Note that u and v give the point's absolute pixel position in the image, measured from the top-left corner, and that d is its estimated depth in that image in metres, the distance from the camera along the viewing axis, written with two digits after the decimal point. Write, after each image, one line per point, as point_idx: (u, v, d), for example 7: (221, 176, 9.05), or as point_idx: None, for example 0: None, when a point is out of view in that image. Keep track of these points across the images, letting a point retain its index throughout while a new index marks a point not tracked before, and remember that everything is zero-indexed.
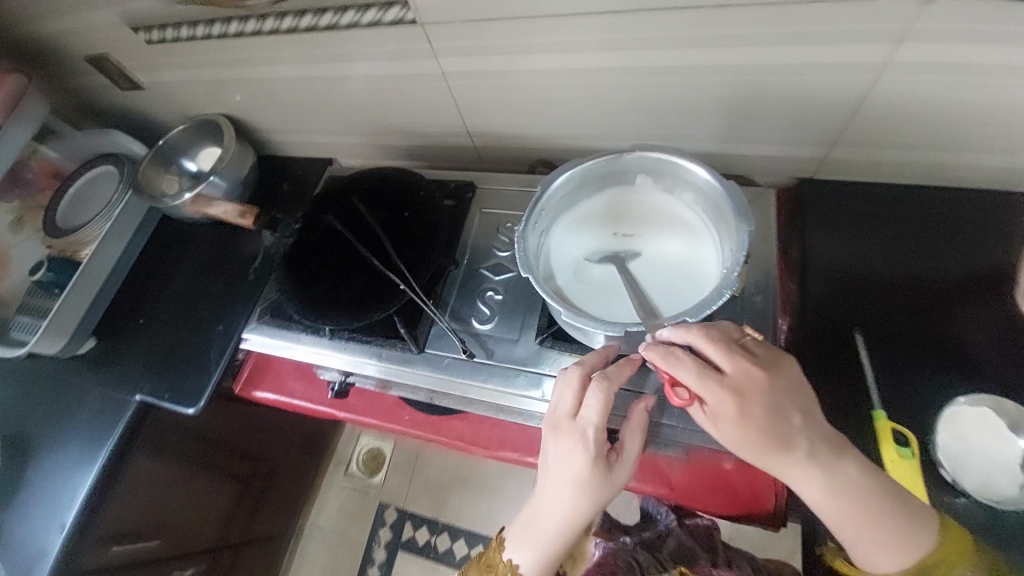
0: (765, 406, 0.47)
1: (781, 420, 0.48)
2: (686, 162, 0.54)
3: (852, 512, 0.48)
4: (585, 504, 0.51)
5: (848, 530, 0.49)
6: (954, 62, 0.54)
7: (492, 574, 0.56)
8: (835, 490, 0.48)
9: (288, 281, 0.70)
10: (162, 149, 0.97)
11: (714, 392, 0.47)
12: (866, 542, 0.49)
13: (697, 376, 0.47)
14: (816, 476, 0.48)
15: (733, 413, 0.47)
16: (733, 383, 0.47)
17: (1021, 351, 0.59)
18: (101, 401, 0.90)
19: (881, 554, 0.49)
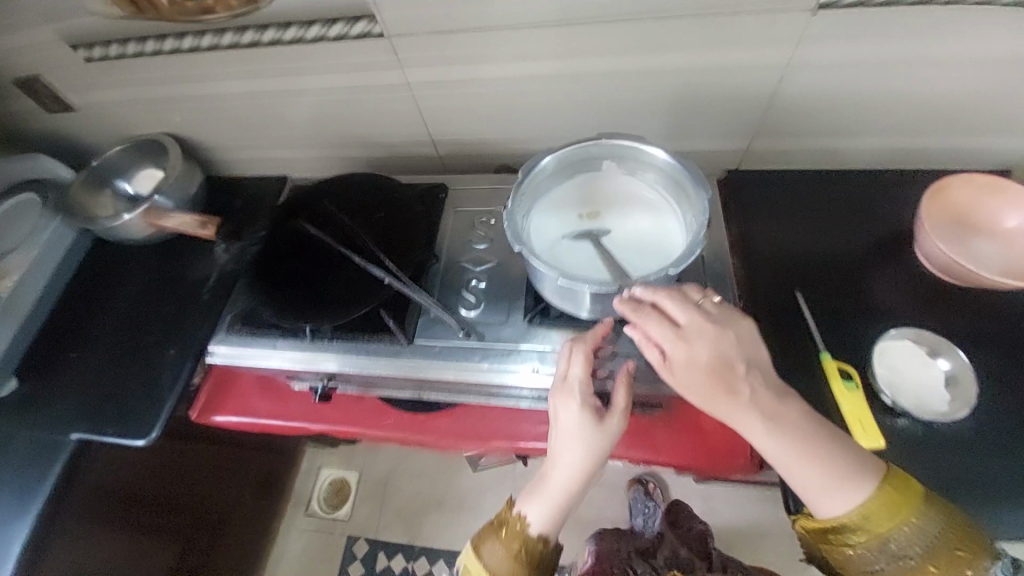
0: (719, 353, 0.51)
1: (733, 371, 0.51)
2: (647, 146, 0.62)
3: (805, 456, 0.50)
4: (587, 457, 0.56)
5: (803, 477, 0.51)
6: (839, 61, 0.68)
7: (503, 529, 0.58)
8: (786, 436, 0.51)
9: (261, 286, 0.68)
10: (96, 170, 0.92)
11: (672, 341, 0.52)
12: (817, 485, 0.50)
13: (661, 329, 0.52)
14: (762, 424, 0.50)
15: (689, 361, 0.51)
16: (691, 332, 0.52)
17: (918, 293, 0.72)
18: (28, 445, 0.80)
19: (833, 496, 0.50)
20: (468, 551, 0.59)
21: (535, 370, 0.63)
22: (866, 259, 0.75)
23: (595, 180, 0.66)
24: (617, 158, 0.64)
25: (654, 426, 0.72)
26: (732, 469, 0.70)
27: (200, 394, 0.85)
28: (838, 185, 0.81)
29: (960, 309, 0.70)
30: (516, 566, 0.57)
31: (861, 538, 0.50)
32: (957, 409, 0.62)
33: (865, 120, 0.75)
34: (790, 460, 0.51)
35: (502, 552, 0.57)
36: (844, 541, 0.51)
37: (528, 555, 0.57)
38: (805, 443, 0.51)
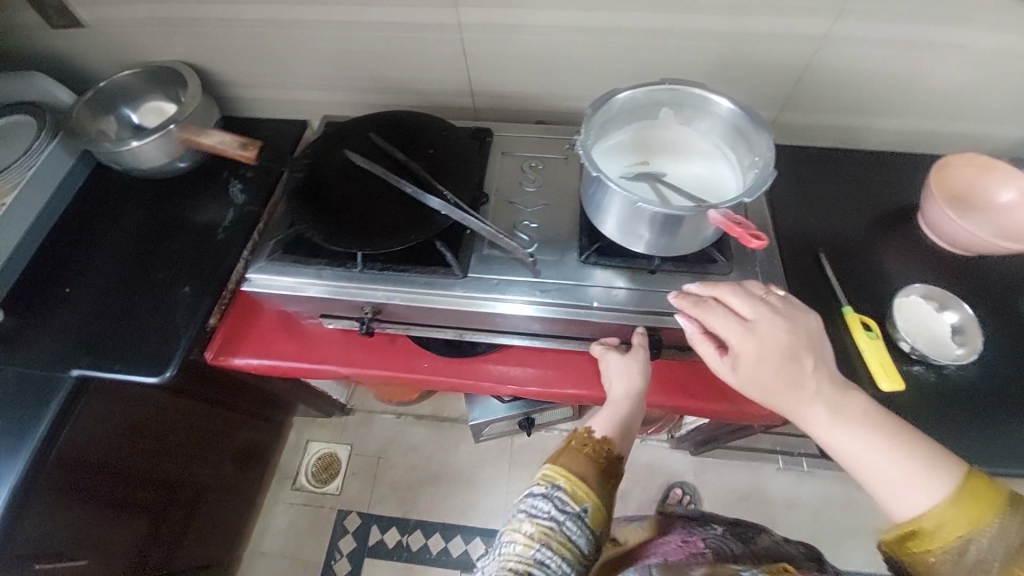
0: (784, 352, 0.49)
1: (800, 366, 0.49)
2: (712, 92, 0.62)
3: (873, 451, 0.46)
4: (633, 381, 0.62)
5: (871, 473, 0.46)
6: (874, 36, 0.72)
7: (571, 442, 0.55)
8: (854, 426, 0.47)
9: (308, 213, 0.66)
10: (101, 93, 0.85)
11: (738, 339, 0.50)
12: (884, 481, 0.45)
13: (725, 321, 0.51)
14: (825, 412, 0.48)
15: (754, 352, 0.49)
16: (757, 328, 0.50)
17: (928, 260, 0.78)
18: (16, 381, 0.73)
19: (906, 495, 0.44)
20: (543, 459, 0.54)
21: (593, 307, 0.64)
22: (883, 229, 0.81)
23: (654, 128, 0.67)
24: (678, 105, 0.65)
25: (687, 372, 0.75)
26: (760, 419, 0.73)
27: (215, 335, 0.81)
28: (853, 162, 0.87)
29: (967, 275, 0.77)
30: (593, 464, 0.53)
31: (941, 548, 0.42)
32: (965, 355, 0.67)
33: (886, 98, 0.81)
34: (858, 454, 0.46)
35: (576, 452, 0.54)
36: (921, 552, 0.43)
37: (602, 458, 0.54)
38: (872, 436, 0.46)
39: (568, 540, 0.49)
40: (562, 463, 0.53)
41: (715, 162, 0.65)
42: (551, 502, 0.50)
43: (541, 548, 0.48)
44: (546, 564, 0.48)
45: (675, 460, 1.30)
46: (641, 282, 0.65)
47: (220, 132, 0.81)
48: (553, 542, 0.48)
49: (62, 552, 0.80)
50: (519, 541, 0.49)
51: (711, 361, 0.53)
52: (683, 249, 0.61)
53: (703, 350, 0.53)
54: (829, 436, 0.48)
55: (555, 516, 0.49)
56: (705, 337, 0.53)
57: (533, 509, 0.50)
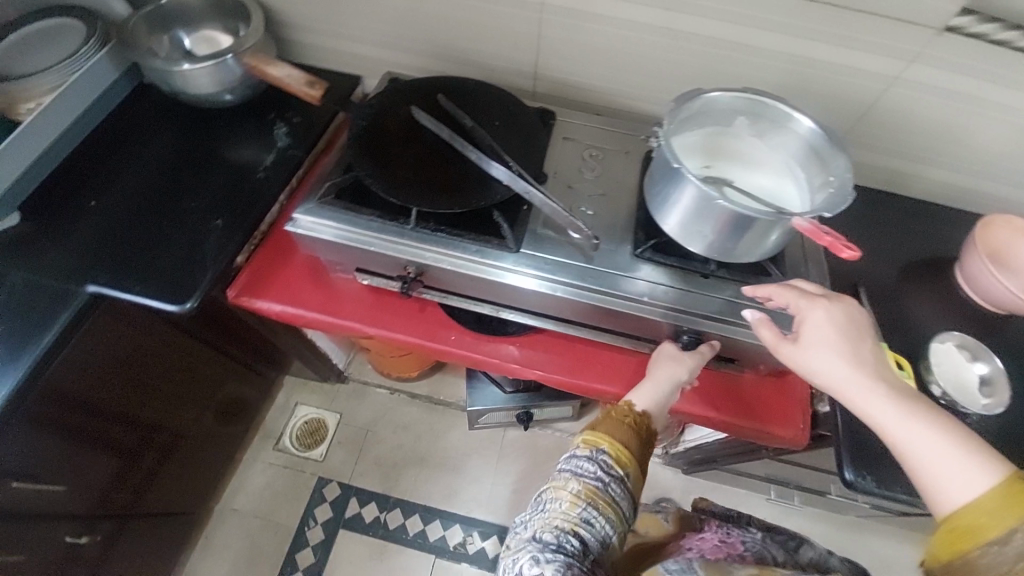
0: (846, 327, 0.52)
1: (863, 340, 0.51)
2: (792, 108, 0.64)
3: (924, 435, 0.45)
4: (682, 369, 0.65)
5: (921, 458, 0.44)
6: (943, 86, 0.73)
7: (612, 412, 0.60)
8: (911, 409, 0.46)
9: (369, 163, 0.64)
10: (160, 11, 0.82)
11: (804, 304, 0.54)
12: (933, 465, 0.44)
13: (800, 295, 0.55)
14: (882, 391, 0.48)
15: (827, 320, 0.52)
16: (823, 297, 0.54)
17: (958, 311, 0.79)
18: (26, 288, 0.69)
19: (955, 480, 0.42)
20: (582, 429, 0.58)
21: (642, 301, 0.64)
22: (917, 275, 0.83)
23: (727, 134, 0.67)
24: (756, 116, 0.66)
25: (715, 382, 0.75)
26: (779, 442, 0.73)
27: (240, 274, 0.78)
28: (892, 208, 0.89)
29: (995, 330, 0.78)
30: (633, 433, 0.57)
31: (987, 538, 0.39)
32: (993, 406, 0.69)
33: (939, 149, 0.83)
34: (907, 437, 0.45)
35: (617, 422, 0.58)
36: (964, 545, 0.40)
37: (640, 428, 0.59)
38: (930, 421, 0.45)
39: (612, 501, 0.53)
40: (603, 431, 0.57)
41: (784, 176, 0.66)
42: (598, 465, 0.54)
43: (588, 507, 0.51)
44: (592, 522, 0.51)
45: (662, 475, 1.30)
46: (692, 284, 0.65)
47: (286, 65, 0.79)
48: (599, 502, 0.52)
49: (40, 475, 0.75)
50: (566, 499, 0.52)
51: (775, 342, 0.54)
52: (744, 257, 0.61)
53: (769, 327, 0.54)
54: (880, 419, 0.47)
55: (601, 477, 0.53)
56: (769, 321, 0.55)
57: (579, 470, 0.54)
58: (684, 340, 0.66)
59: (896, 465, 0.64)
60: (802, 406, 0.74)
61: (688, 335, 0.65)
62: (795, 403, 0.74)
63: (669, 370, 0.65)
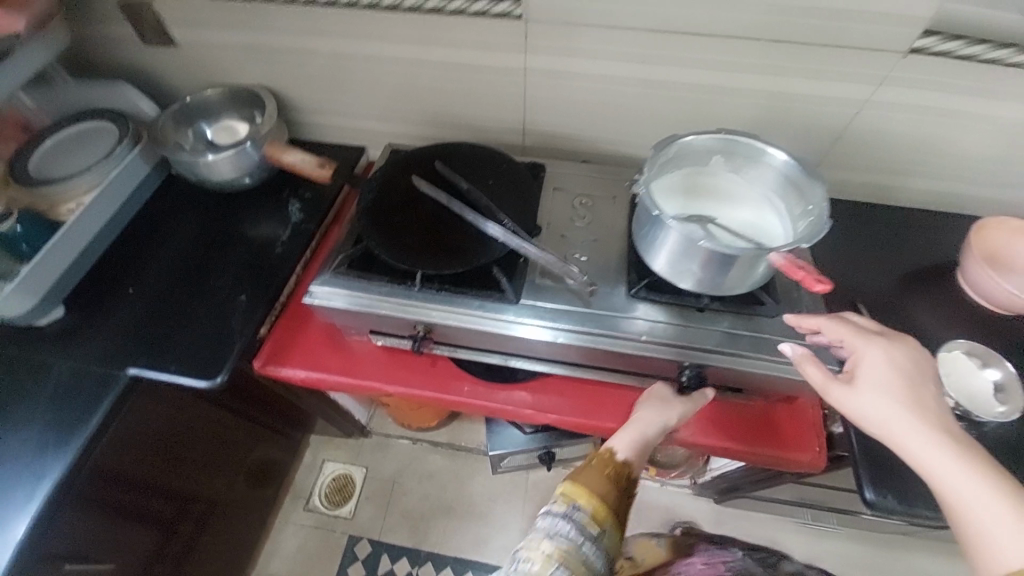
0: (909, 371, 0.54)
1: (928, 387, 0.53)
2: (762, 143, 0.68)
3: (977, 488, 0.47)
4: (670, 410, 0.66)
5: (976, 512, 0.46)
6: (917, 103, 0.77)
7: (593, 462, 0.60)
8: (970, 464, 0.48)
9: (375, 233, 0.69)
10: (185, 107, 0.91)
11: (862, 344, 0.57)
12: (989, 523, 0.45)
13: (855, 334, 0.58)
14: (944, 443, 0.49)
15: (883, 360, 0.55)
16: (880, 338, 0.57)
17: (963, 319, 0.80)
18: (72, 376, 0.75)
19: (1010, 538, 0.44)
20: (562, 479, 0.58)
21: (643, 339, 0.66)
22: (917, 285, 0.84)
23: (705, 172, 0.71)
24: (730, 154, 0.70)
25: (725, 412, 0.76)
26: (797, 467, 0.73)
27: (263, 344, 0.83)
28: (885, 221, 0.91)
29: (999, 333, 0.79)
30: (611, 486, 0.58)
31: None
32: (1008, 413, 0.69)
33: (921, 159, 0.85)
34: (963, 487, 0.47)
35: (597, 474, 0.58)
36: None
37: (618, 481, 0.59)
38: (988, 477, 0.47)
39: (584, 561, 0.52)
40: (582, 485, 0.57)
41: (764, 208, 0.69)
42: (573, 524, 0.54)
43: (559, 568, 0.51)
44: None
45: (690, 507, 1.28)
46: (685, 319, 0.67)
47: (297, 151, 0.88)
48: (571, 562, 0.52)
49: (87, 555, 0.78)
50: (538, 560, 0.52)
51: (824, 381, 0.56)
52: (732, 290, 0.64)
53: (816, 367, 0.56)
54: (938, 468, 0.49)
55: (575, 536, 0.53)
56: (814, 357, 0.57)
57: (553, 529, 0.54)
58: (687, 375, 0.67)
59: (917, 484, 0.63)
60: (817, 428, 0.74)
61: (690, 371, 0.66)
62: (810, 426, 0.74)
63: (656, 408, 0.66)
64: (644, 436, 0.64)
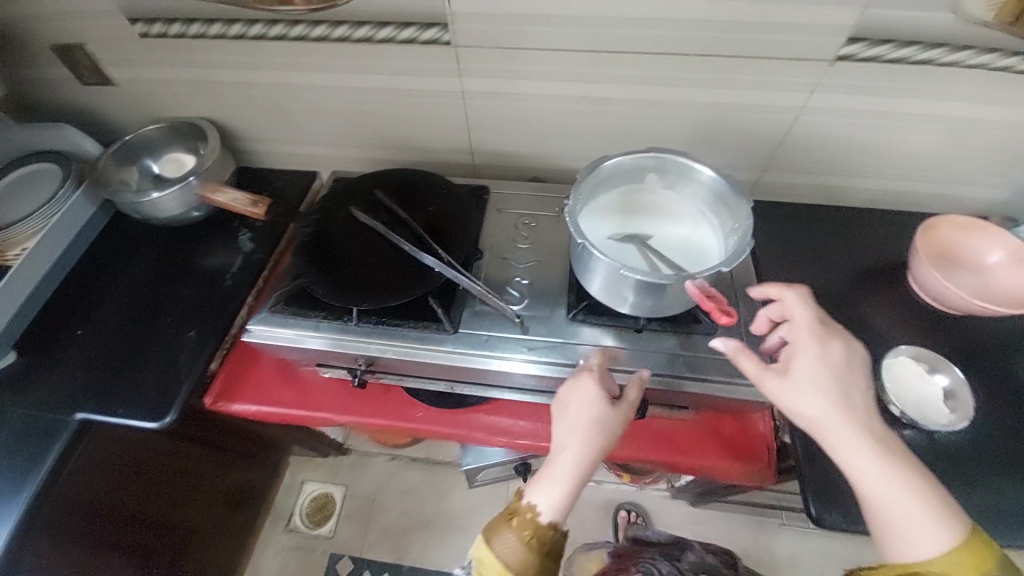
0: (842, 371, 0.53)
1: (859, 384, 0.53)
2: (693, 161, 0.67)
3: (898, 488, 0.48)
4: (602, 426, 0.55)
5: (894, 510, 0.48)
6: (849, 106, 0.77)
7: (514, 522, 0.53)
8: (894, 464, 0.49)
9: (311, 269, 0.69)
10: (128, 145, 0.90)
11: (804, 338, 0.55)
12: (905, 520, 0.48)
13: (800, 326, 0.57)
14: (871, 443, 0.50)
15: (818, 357, 0.53)
16: (822, 331, 0.56)
17: (913, 320, 0.80)
18: (21, 424, 0.75)
19: (919, 534, 0.47)
20: (477, 540, 0.54)
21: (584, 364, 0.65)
22: (870, 287, 0.84)
23: (641, 191, 0.71)
24: (664, 171, 0.70)
25: (678, 428, 0.76)
26: (752, 481, 0.73)
27: (215, 380, 0.83)
28: (839, 221, 0.91)
29: (948, 334, 0.79)
30: (530, 555, 0.52)
31: None
32: (959, 421, 0.69)
33: (863, 160, 0.85)
34: (886, 487, 0.48)
35: (515, 543, 0.53)
36: None
37: (542, 545, 0.53)
38: (909, 477, 0.49)
39: None
40: (498, 556, 0.52)
41: (698, 225, 0.69)
42: None
43: None
44: None
45: (668, 509, 1.29)
46: (625, 341, 0.67)
47: (231, 189, 0.88)
48: None
49: None
50: None
51: (757, 373, 0.54)
52: (665, 312, 0.64)
53: (750, 359, 0.55)
54: (865, 468, 0.49)
55: None
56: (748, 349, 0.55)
57: None
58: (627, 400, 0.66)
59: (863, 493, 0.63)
60: (768, 440, 0.74)
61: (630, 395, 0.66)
62: (762, 439, 0.75)
63: (578, 437, 0.54)
64: (565, 481, 0.53)
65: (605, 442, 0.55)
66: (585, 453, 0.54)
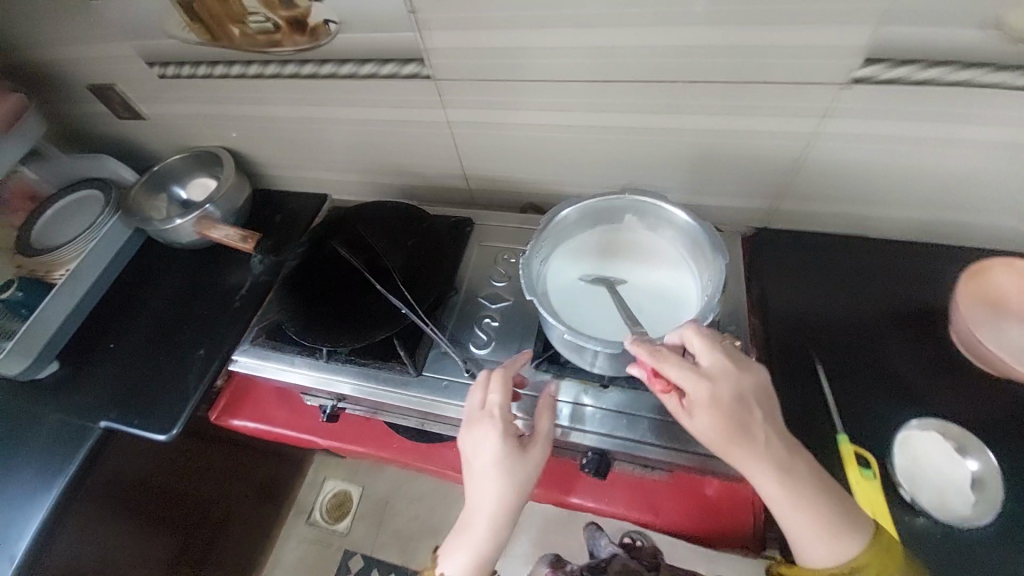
0: (732, 405, 0.51)
1: (752, 416, 0.52)
2: (667, 204, 0.65)
3: (800, 510, 0.52)
4: (508, 481, 0.56)
5: (797, 529, 0.52)
6: (871, 133, 0.68)
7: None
8: (797, 491, 0.52)
9: (289, 305, 0.74)
10: (156, 175, 0.98)
11: (691, 381, 0.52)
12: (809, 539, 0.52)
13: (682, 365, 0.53)
14: (772, 474, 0.51)
15: (708, 401, 0.51)
16: (708, 370, 0.52)
17: (948, 380, 0.70)
18: (60, 427, 0.85)
19: (818, 549, 0.52)
20: None
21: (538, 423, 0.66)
22: (897, 336, 0.74)
23: (617, 233, 0.68)
24: (639, 213, 0.67)
25: (654, 484, 0.74)
26: (731, 547, 0.70)
27: (221, 396, 0.89)
28: (865, 256, 0.81)
29: (989, 400, 0.68)
30: None
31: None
32: (980, 514, 0.60)
33: (896, 192, 0.75)
34: (788, 509, 0.52)
35: None
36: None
37: None
38: (811, 501, 0.52)
39: None
40: None
41: (675, 271, 0.65)
42: None
43: None
44: None
45: None
46: (592, 398, 0.67)
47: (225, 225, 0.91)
48: None
49: None
50: None
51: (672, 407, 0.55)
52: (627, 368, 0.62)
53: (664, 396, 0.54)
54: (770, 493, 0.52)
55: None
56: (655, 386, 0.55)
57: None
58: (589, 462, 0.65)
59: None
60: (754, 508, 0.70)
61: (589, 456, 0.66)
62: (749, 505, 0.70)
63: (483, 502, 0.56)
64: (481, 545, 0.57)
65: (514, 498, 0.57)
66: (494, 515, 0.56)
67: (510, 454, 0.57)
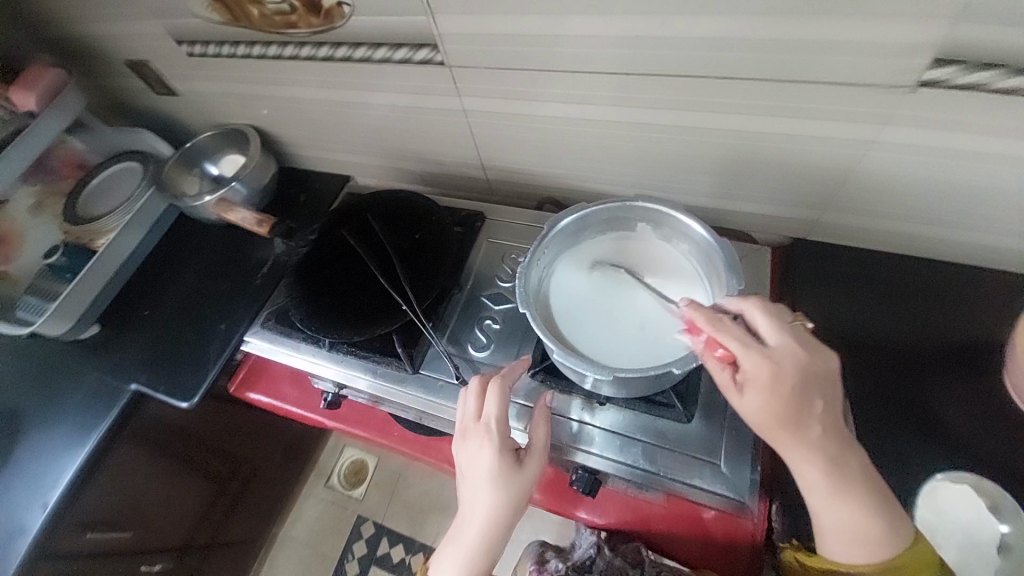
0: (792, 388, 0.46)
1: (812, 402, 0.47)
2: (682, 215, 0.60)
3: (839, 503, 0.48)
4: (501, 495, 0.55)
5: (831, 522, 0.49)
6: (933, 145, 0.59)
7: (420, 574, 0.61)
8: (841, 483, 0.47)
9: (296, 293, 0.74)
10: (189, 151, 1.01)
11: (751, 358, 0.47)
12: (845, 533, 0.48)
13: (744, 339, 0.48)
14: (819, 463, 0.47)
15: (767, 381, 0.46)
16: (772, 348, 0.48)
17: (996, 429, 0.62)
18: (97, 385, 0.90)
19: (851, 547, 0.48)
20: None
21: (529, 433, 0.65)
22: (939, 373, 0.66)
23: (628, 242, 0.64)
24: (653, 223, 0.63)
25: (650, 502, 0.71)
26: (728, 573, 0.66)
27: (240, 368, 0.93)
28: (911, 279, 0.73)
29: None
30: None
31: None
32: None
33: (958, 212, 0.66)
34: (828, 500, 0.48)
35: None
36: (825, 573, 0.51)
37: None
38: (854, 497, 0.47)
39: None
40: None
41: (686, 289, 0.60)
42: None
43: None
44: None
45: None
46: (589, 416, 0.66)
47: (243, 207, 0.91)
48: None
49: (118, 523, 0.95)
50: None
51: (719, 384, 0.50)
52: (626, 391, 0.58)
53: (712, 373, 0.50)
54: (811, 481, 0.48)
55: None
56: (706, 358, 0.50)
57: None
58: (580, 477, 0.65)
59: None
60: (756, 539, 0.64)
61: (580, 475, 0.65)
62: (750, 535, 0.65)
63: (474, 512, 0.56)
64: (468, 557, 0.55)
65: (502, 515, 0.55)
66: (484, 526, 0.55)
67: (504, 469, 0.56)
